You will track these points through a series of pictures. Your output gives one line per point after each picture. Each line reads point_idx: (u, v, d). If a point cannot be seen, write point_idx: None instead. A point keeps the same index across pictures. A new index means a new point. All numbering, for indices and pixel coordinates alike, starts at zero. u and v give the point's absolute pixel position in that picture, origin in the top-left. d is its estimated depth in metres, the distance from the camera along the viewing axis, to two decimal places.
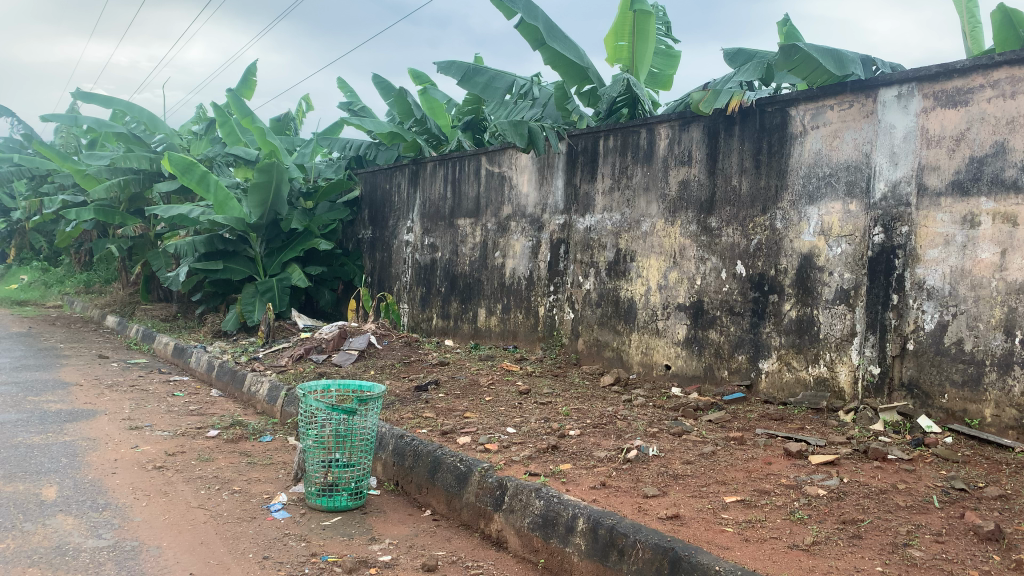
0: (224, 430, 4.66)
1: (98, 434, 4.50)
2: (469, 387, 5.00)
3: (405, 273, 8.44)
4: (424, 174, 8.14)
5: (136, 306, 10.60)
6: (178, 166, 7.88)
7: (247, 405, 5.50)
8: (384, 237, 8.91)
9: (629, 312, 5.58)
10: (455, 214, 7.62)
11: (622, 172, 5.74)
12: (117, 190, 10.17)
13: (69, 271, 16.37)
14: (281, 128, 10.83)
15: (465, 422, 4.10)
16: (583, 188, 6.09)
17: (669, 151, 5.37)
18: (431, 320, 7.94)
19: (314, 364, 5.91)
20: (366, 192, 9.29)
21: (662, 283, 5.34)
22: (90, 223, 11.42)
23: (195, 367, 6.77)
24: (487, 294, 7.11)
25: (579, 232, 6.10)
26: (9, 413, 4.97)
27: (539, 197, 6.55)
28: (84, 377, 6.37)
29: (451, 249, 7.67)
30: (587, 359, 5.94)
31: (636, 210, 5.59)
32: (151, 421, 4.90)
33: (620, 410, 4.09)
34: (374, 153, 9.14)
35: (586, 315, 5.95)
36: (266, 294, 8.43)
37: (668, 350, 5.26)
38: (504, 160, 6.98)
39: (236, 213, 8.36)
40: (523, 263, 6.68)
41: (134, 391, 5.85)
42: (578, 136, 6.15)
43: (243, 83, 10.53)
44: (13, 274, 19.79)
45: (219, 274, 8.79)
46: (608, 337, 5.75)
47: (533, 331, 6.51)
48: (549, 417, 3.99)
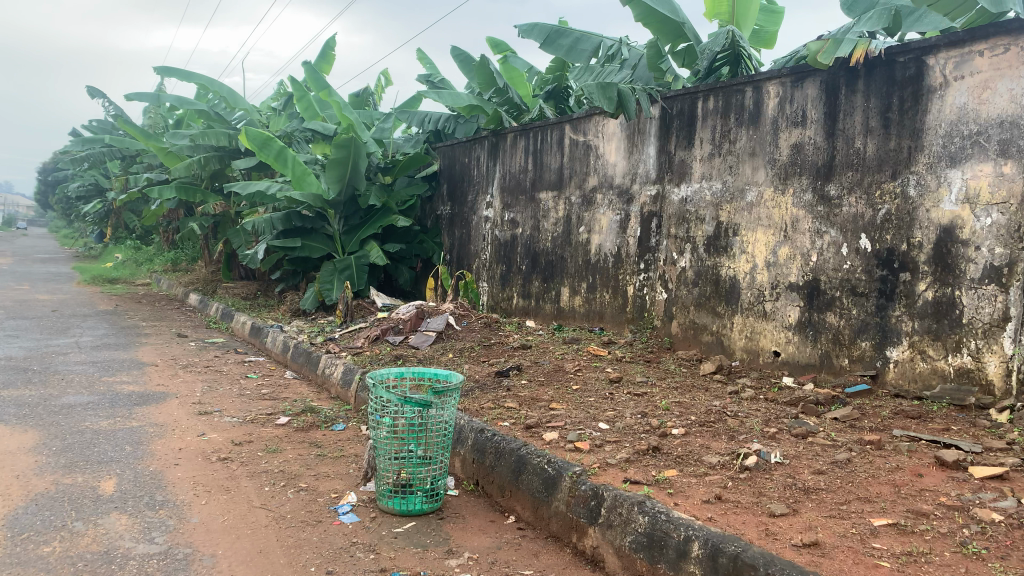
0: (295, 417, 4.38)
1: (165, 420, 4.29)
2: (555, 373, 4.59)
3: (485, 250, 8.07)
4: (504, 145, 7.73)
5: (218, 284, 10.60)
6: (255, 141, 7.68)
7: (320, 389, 5.23)
8: (462, 213, 8.55)
9: (731, 292, 5.06)
10: (537, 188, 7.18)
11: (724, 136, 5.19)
12: (198, 167, 10.14)
13: (158, 249, 16.74)
14: (360, 103, 10.59)
15: (552, 414, 3.69)
16: (678, 156, 5.56)
17: (779, 112, 4.80)
18: (511, 300, 7.55)
19: (391, 345, 5.60)
20: (444, 166, 8.94)
21: (770, 260, 4.81)
22: (174, 202, 11.47)
23: (271, 347, 6.58)
24: (571, 273, 6.66)
25: (673, 204, 5.57)
26: (82, 395, 4.83)
27: (628, 166, 6.04)
28: (161, 357, 6.25)
29: (533, 225, 7.25)
30: (681, 343, 5.43)
31: (740, 177, 5.06)
32: (222, 406, 4.67)
33: (728, 406, 3.60)
34: (452, 127, 8.60)
35: (682, 295, 5.44)
36: (344, 272, 8.21)
37: (778, 335, 4.73)
38: (590, 127, 6.49)
39: (314, 190, 8.16)
40: (610, 239, 6.20)
41: (208, 373, 5.67)
42: (673, 98, 5.60)
43: (322, 57, 10.31)
44: (110, 253, 20.51)
45: (297, 251, 8.61)
46: (707, 320, 5.24)
47: (622, 311, 6.03)
48: (647, 411, 3.54)
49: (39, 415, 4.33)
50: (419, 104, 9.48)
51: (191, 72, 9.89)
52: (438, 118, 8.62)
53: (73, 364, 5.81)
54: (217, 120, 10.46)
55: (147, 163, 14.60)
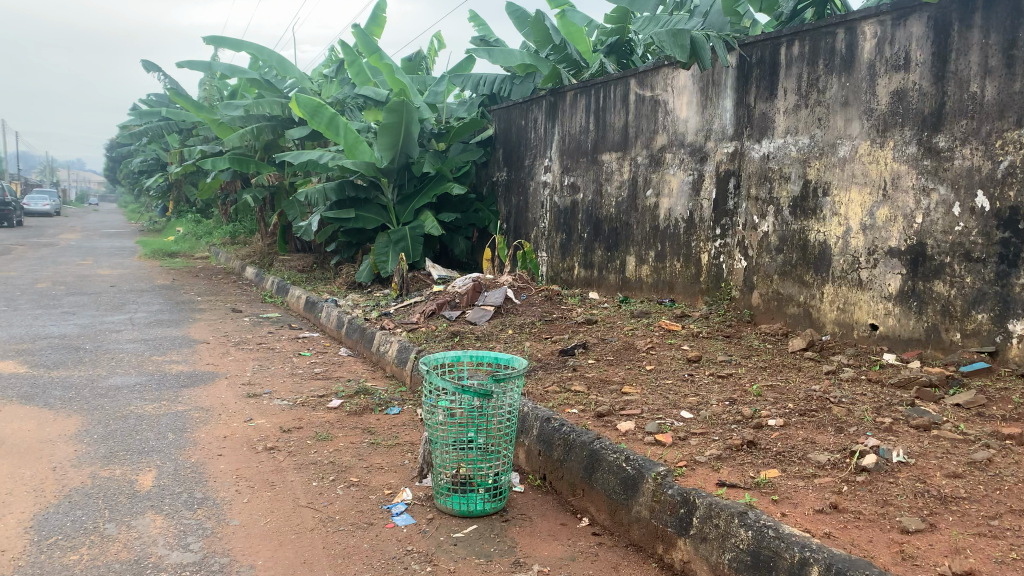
0: (347, 399, 4.10)
1: (213, 403, 4.06)
2: (625, 351, 4.20)
3: (544, 217, 7.67)
4: (563, 105, 7.28)
5: (274, 257, 10.46)
6: (305, 108, 7.39)
7: (375, 368, 4.95)
8: (520, 179, 8.15)
9: (821, 259, 4.60)
10: (600, 149, 6.73)
11: (812, 85, 4.67)
12: (252, 138, 9.95)
13: (218, 224, 16.80)
14: (413, 68, 10.21)
15: (626, 399, 3.31)
16: (759, 108, 5.07)
17: (878, 54, 4.26)
18: (573, 270, 7.16)
19: (447, 321, 5.28)
20: (500, 129, 8.53)
21: (867, 222, 4.31)
22: (229, 174, 11.35)
23: (325, 323, 6.34)
24: (637, 241, 6.23)
25: (754, 162, 5.09)
26: (130, 376, 4.64)
27: (701, 123, 5.56)
28: (213, 334, 6.06)
29: (595, 189, 6.81)
30: (764, 317, 5.01)
31: (831, 130, 4.55)
32: (272, 387, 4.43)
33: (829, 390, 3.17)
34: (508, 89, 8.16)
35: (764, 263, 5.00)
36: (399, 243, 7.91)
37: (875, 307, 4.26)
38: (658, 81, 6.00)
39: (367, 158, 7.84)
40: (681, 203, 5.74)
41: (260, 351, 5.45)
42: (752, 45, 5.10)
43: (372, 20, 9.95)
44: (172, 228, 20.78)
45: (351, 222, 8.34)
46: (793, 290, 4.80)
47: (694, 282, 5.59)
48: (735, 397, 3.13)
49: (84, 398, 4.14)
50: (474, 66, 9.05)
51: (241, 39, 9.65)
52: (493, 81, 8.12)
53: (125, 343, 5.65)
54: (269, 88, 10.22)
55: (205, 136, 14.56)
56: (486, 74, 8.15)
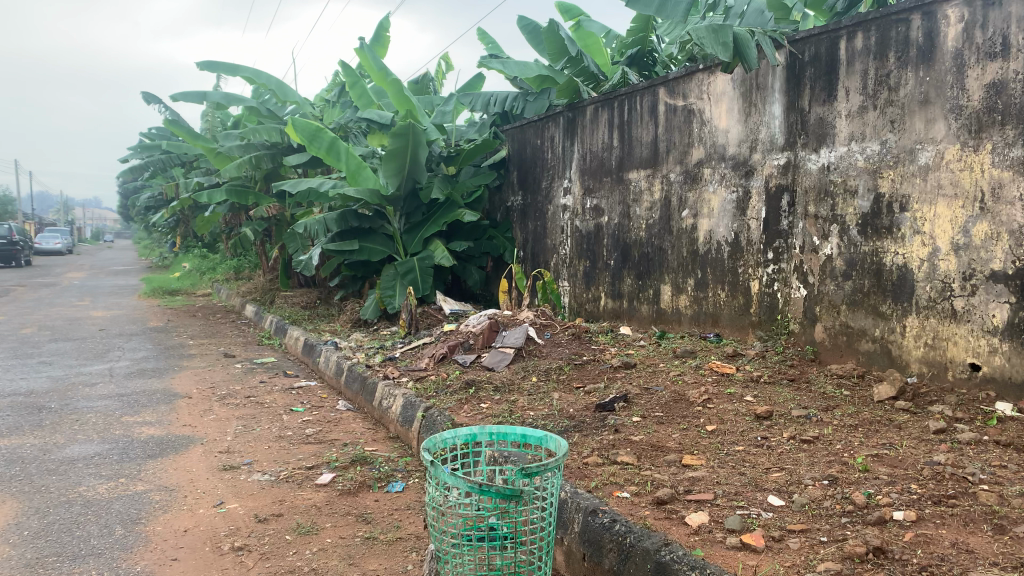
0: (340, 472, 3.39)
1: (179, 481, 3.35)
2: (675, 405, 3.49)
3: (564, 244, 6.99)
4: (583, 121, 6.63)
5: (275, 293, 9.81)
6: (304, 132, 6.77)
7: (377, 426, 4.24)
8: (537, 202, 7.49)
9: (901, 286, 3.87)
10: (625, 166, 6.05)
11: (881, 82, 3.98)
12: (251, 168, 9.36)
13: (223, 258, 16.23)
14: (419, 90, 9.60)
15: (692, 478, 2.58)
16: (814, 113, 4.38)
17: (965, 40, 3.57)
18: (599, 301, 6.45)
19: (460, 367, 4.58)
20: (514, 150, 7.88)
21: (960, 241, 3.59)
22: (228, 207, 10.73)
23: (324, 370, 5.64)
24: (673, 267, 5.53)
25: (811, 175, 4.39)
26: (91, 444, 3.94)
27: (745, 133, 4.87)
28: (198, 386, 5.38)
29: (622, 212, 6.12)
30: (831, 354, 4.28)
31: (908, 133, 3.85)
32: (254, 455, 3.73)
33: (958, 460, 2.44)
34: (521, 107, 7.58)
35: (828, 291, 4.28)
36: (407, 276, 7.25)
37: (976, 343, 3.53)
38: (691, 88, 5.33)
39: (372, 184, 7.19)
40: (723, 224, 5.04)
41: (247, 406, 4.75)
42: (804, 41, 4.44)
43: (375, 41, 9.35)
44: (179, 264, 20.30)
45: (355, 255, 7.66)
46: (865, 324, 4.08)
47: (743, 314, 4.88)
48: (835, 475, 2.39)
49: (28, 476, 3.44)
50: (483, 85, 8.43)
51: (236, 63, 9.07)
52: (505, 98, 7.56)
53: (95, 400, 4.96)
54: (268, 116, 9.63)
55: (206, 169, 14.00)
56: (497, 91, 7.57)
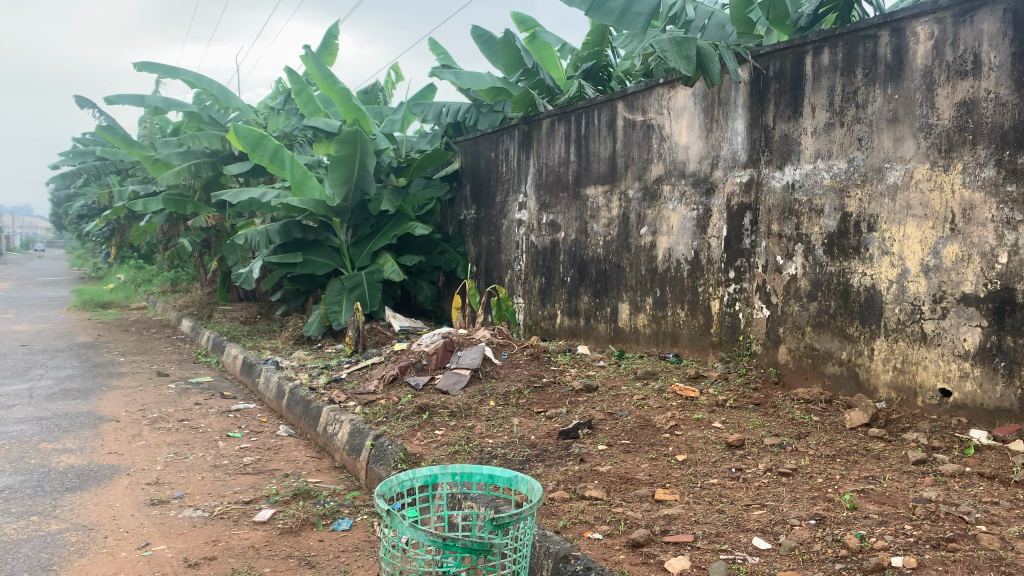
0: (281, 508, 3.11)
1: (100, 518, 3.02)
2: (641, 432, 3.31)
3: (518, 259, 6.80)
4: (539, 134, 6.46)
5: (214, 307, 9.39)
6: (246, 139, 6.43)
7: (322, 453, 3.96)
8: (490, 217, 7.29)
9: (869, 309, 3.77)
10: (582, 181, 5.90)
11: (848, 99, 3.90)
12: (190, 176, 8.94)
13: (159, 270, 15.61)
14: (369, 100, 9.31)
15: (667, 517, 2.38)
16: (779, 129, 4.28)
17: (936, 58, 3.49)
18: (554, 319, 6.27)
19: (412, 389, 4.33)
20: (467, 163, 7.67)
21: (930, 263, 3.50)
22: (165, 216, 10.25)
23: (264, 391, 5.32)
24: (631, 285, 5.38)
25: (775, 193, 4.28)
26: (1, 476, 3.56)
27: (706, 149, 4.75)
28: (127, 409, 5.00)
29: (578, 228, 5.96)
30: (795, 377, 4.16)
31: (876, 152, 3.76)
32: (185, 488, 3.41)
33: (949, 498, 2.29)
34: (474, 118, 7.31)
35: (793, 312, 4.17)
36: (354, 291, 6.96)
37: (946, 367, 3.43)
38: (651, 103, 5.20)
39: (317, 195, 6.84)
40: (684, 241, 4.90)
41: (180, 432, 4.40)
42: (768, 56, 4.34)
43: (323, 48, 8.94)
44: (112, 276, 19.50)
45: (299, 269, 7.33)
46: (831, 346, 3.97)
47: (704, 334, 4.74)
48: (823, 513, 2.24)
49: None
50: (435, 95, 8.21)
51: (175, 67, 8.65)
52: (458, 109, 7.29)
53: (11, 425, 4.54)
54: (209, 122, 9.23)
55: (142, 177, 13.42)
56: (450, 101, 7.33)
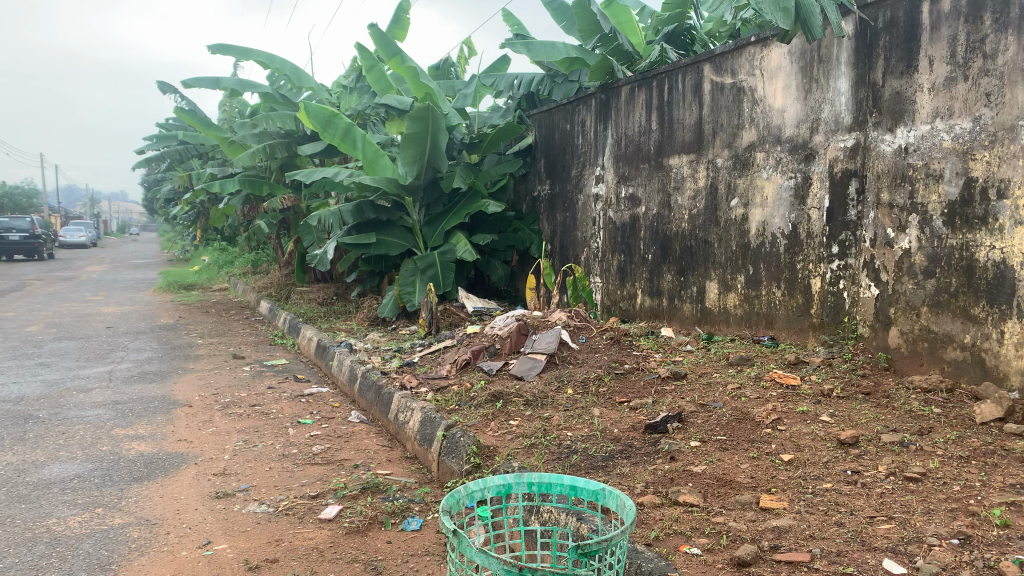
0: (349, 504, 2.92)
1: (163, 512, 2.89)
2: (739, 428, 3.00)
3: (596, 236, 6.48)
4: (617, 103, 6.09)
5: (291, 288, 9.40)
6: (316, 118, 6.29)
7: (393, 443, 3.78)
8: (566, 192, 6.98)
9: (999, 286, 3.28)
10: (665, 152, 5.53)
11: (973, 49, 3.39)
12: (264, 157, 8.92)
13: (241, 251, 15.90)
14: (441, 75, 9.07)
15: (776, 530, 2.07)
16: (889, 87, 3.80)
17: None
18: (635, 299, 5.94)
19: (486, 375, 4.10)
20: (541, 137, 7.37)
21: None
22: (243, 198, 10.32)
23: (337, 375, 5.19)
24: (720, 262, 5.00)
25: (885, 158, 3.83)
26: (72, 464, 3.49)
27: (805, 112, 4.31)
28: (201, 393, 4.94)
29: (661, 202, 5.59)
30: (909, 364, 3.73)
31: (1008, 108, 3.24)
32: (252, 479, 3.26)
33: None
34: (548, 88, 6.99)
35: (906, 292, 3.72)
36: (427, 271, 6.78)
37: None
38: (741, 64, 4.78)
39: (389, 172, 6.68)
40: (779, 214, 4.49)
41: (251, 418, 4.29)
42: (877, 5, 3.87)
43: (395, 23, 8.71)
44: (198, 259, 20.05)
45: (372, 249, 7.20)
46: (952, 328, 3.51)
47: (803, 315, 4.35)
48: (968, 532, 1.91)
49: None
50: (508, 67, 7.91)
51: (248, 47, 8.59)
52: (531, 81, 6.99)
53: (88, 409, 4.52)
54: (283, 103, 9.18)
55: (222, 159, 13.59)
56: (523, 72, 7.03)
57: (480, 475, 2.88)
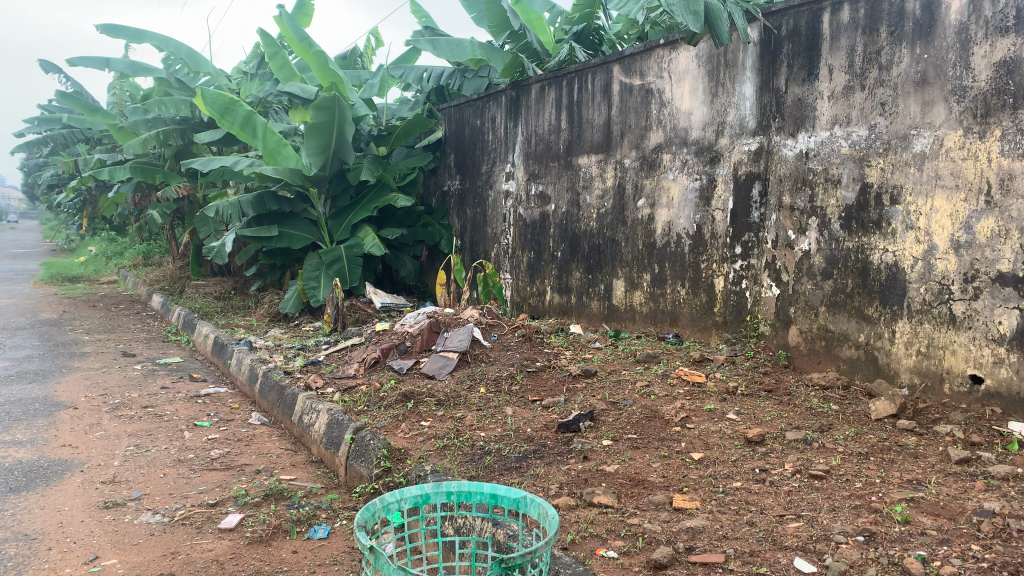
0: (251, 512, 2.78)
1: (44, 526, 2.67)
2: (649, 426, 3.03)
3: (505, 233, 6.46)
4: (527, 100, 6.07)
5: (185, 282, 8.99)
6: (214, 105, 5.97)
7: (297, 446, 3.64)
8: (475, 188, 6.93)
9: (891, 288, 3.42)
10: (575, 150, 5.55)
11: (870, 60, 3.50)
12: (157, 144, 8.46)
13: (130, 242, 15.09)
14: (347, 65, 8.83)
15: (691, 530, 2.10)
16: (792, 94, 3.89)
17: (972, 13, 3.09)
18: (543, 295, 5.95)
19: (395, 374, 4.01)
20: (451, 131, 7.28)
21: (961, 239, 3.13)
22: (134, 186, 9.78)
23: (236, 374, 4.97)
24: (627, 261, 5.06)
25: (787, 162, 3.92)
26: None
27: (711, 115, 4.39)
28: (86, 394, 4.63)
29: (570, 200, 5.62)
30: (807, 362, 3.86)
31: (901, 117, 3.37)
32: (145, 487, 3.07)
33: (1015, 524, 1.98)
34: (458, 83, 6.98)
35: (805, 292, 3.84)
36: (332, 266, 6.59)
37: (976, 353, 3.09)
38: (650, 66, 4.83)
39: (292, 164, 6.47)
40: (685, 214, 4.58)
41: (142, 420, 4.05)
42: (781, 13, 3.95)
43: (298, 8, 8.42)
44: (83, 249, 18.96)
45: (275, 242, 6.93)
46: (847, 327, 3.64)
47: (706, 313, 4.44)
48: (872, 529, 2.00)
49: None
50: (417, 58, 7.79)
51: (140, 28, 8.11)
52: (440, 75, 6.93)
53: None
54: (178, 87, 8.73)
55: (108, 144, 12.82)
56: (432, 65, 6.96)
57: (391, 479, 2.79)
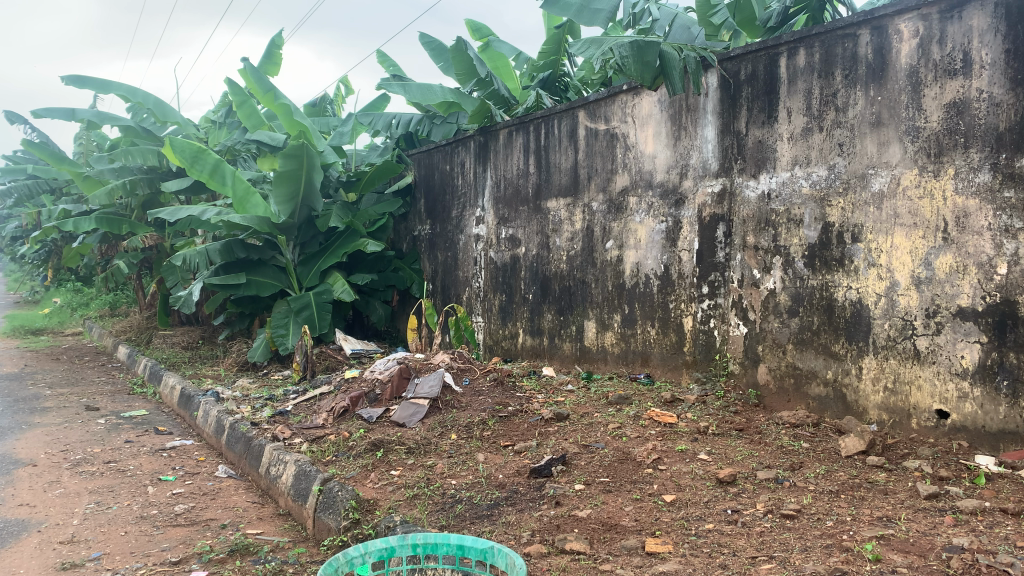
0: (215, 569, 2.71)
1: None
2: (620, 468, 3.02)
3: (476, 276, 6.47)
4: (495, 146, 6.13)
5: (152, 332, 8.84)
6: (183, 154, 5.93)
7: (265, 499, 3.56)
8: (446, 232, 6.94)
9: (856, 324, 3.45)
10: (544, 193, 5.59)
11: (827, 102, 3.58)
12: (124, 193, 8.38)
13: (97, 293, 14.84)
14: (316, 113, 8.88)
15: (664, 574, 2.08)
16: (752, 136, 3.97)
17: (921, 57, 3.19)
18: (516, 338, 5.94)
19: (366, 422, 3.95)
20: (420, 176, 7.32)
21: (922, 275, 3.18)
22: (100, 236, 9.65)
23: (202, 427, 4.86)
24: (598, 301, 5.08)
25: (750, 203, 3.98)
26: None
27: (674, 158, 4.45)
28: (47, 450, 4.50)
29: (540, 242, 5.65)
30: (777, 399, 3.88)
31: (859, 157, 3.44)
32: (105, 547, 2.97)
33: (986, 560, 1.97)
34: (427, 129, 7.17)
35: (772, 330, 3.87)
36: (301, 313, 6.54)
37: (941, 388, 3.13)
38: (614, 111, 4.91)
39: (261, 212, 6.40)
40: (652, 255, 4.62)
41: (105, 476, 3.95)
42: (738, 59, 4.04)
43: (268, 58, 8.46)
44: (48, 302, 18.70)
45: (242, 290, 6.83)
46: (815, 364, 3.66)
47: (677, 353, 4.45)
48: (844, 569, 1.99)
49: None
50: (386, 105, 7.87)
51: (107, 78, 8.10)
52: (409, 121, 7.10)
53: None
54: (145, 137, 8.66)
55: (75, 195, 12.63)
56: (401, 112, 7.05)
57: (359, 531, 2.74)
